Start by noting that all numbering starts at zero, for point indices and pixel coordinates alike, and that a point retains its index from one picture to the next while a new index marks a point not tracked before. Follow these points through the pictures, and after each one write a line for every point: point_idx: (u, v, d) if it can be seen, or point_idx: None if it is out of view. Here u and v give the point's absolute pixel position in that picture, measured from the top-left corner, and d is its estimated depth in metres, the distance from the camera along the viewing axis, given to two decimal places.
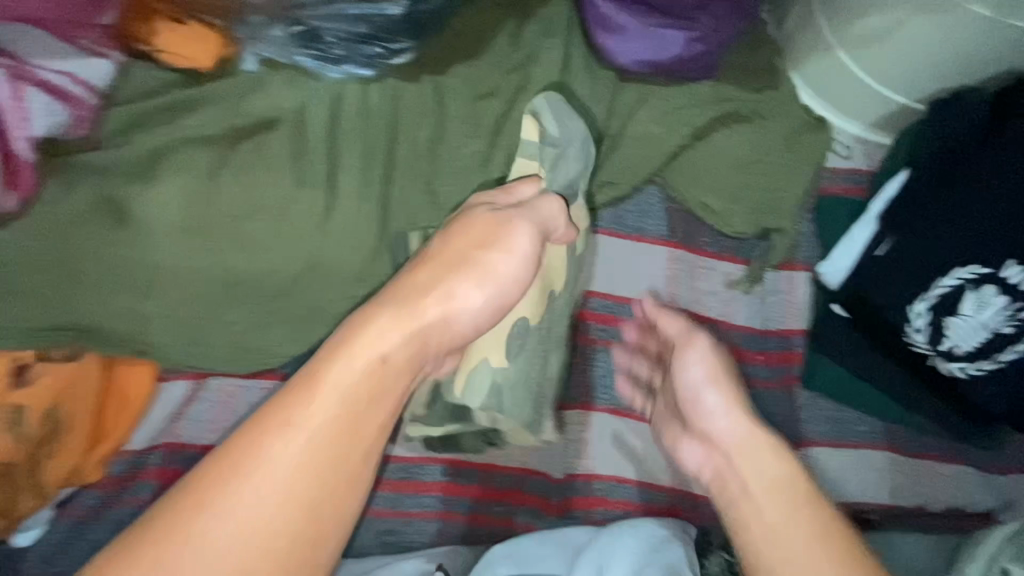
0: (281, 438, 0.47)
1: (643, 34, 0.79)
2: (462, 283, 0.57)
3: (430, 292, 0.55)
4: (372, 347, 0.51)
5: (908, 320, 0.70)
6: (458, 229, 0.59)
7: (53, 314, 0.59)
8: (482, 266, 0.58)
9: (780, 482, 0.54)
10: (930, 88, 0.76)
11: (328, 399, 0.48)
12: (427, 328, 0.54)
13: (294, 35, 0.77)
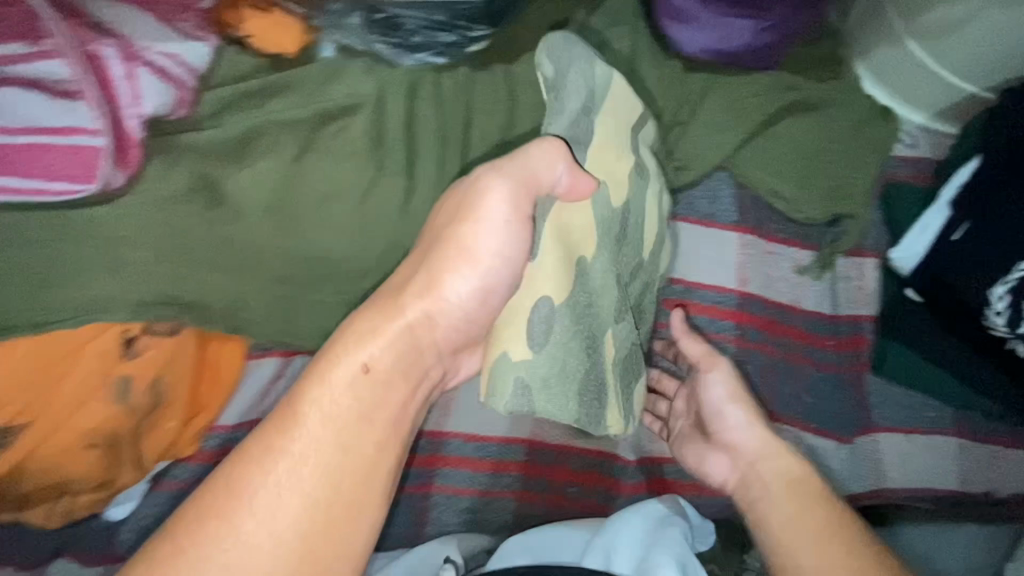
0: (281, 457, 0.50)
1: (712, 23, 0.80)
2: (441, 272, 0.53)
3: (409, 289, 0.54)
4: (356, 357, 0.52)
5: (986, 304, 0.70)
6: (436, 221, 0.56)
7: (157, 288, 0.60)
8: (451, 258, 0.54)
9: (794, 480, 0.62)
10: (1000, 76, 0.77)
11: (323, 413, 0.50)
12: (410, 329, 0.53)
13: (372, 23, 0.79)
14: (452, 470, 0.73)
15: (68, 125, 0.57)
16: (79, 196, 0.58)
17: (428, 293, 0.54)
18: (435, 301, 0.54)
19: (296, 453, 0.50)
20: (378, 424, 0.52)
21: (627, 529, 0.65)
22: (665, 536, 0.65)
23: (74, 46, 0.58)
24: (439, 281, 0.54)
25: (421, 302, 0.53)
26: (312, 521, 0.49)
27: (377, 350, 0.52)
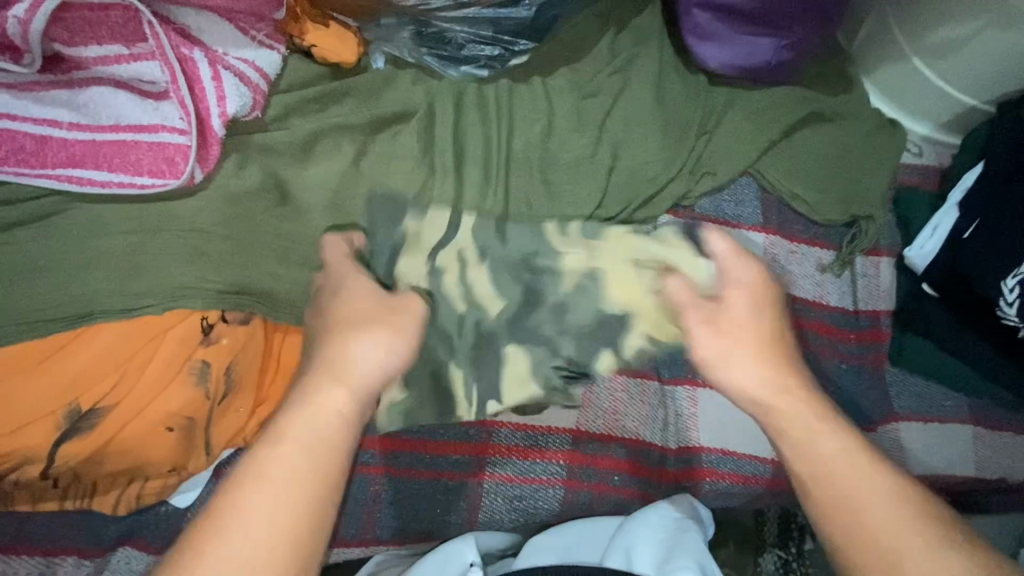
0: (233, 520, 0.46)
1: (734, 41, 0.86)
2: (380, 335, 0.56)
3: (328, 343, 0.56)
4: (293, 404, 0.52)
5: (1000, 295, 0.77)
6: (339, 293, 0.60)
7: (233, 277, 0.64)
8: (354, 322, 0.57)
9: (840, 451, 0.53)
10: (998, 91, 0.84)
11: (273, 461, 0.49)
12: (326, 379, 0.53)
13: (418, 36, 0.83)
14: (501, 458, 0.75)
15: (157, 123, 0.62)
16: (163, 190, 0.62)
17: (348, 341, 0.56)
18: (349, 348, 0.55)
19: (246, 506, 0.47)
20: (328, 462, 0.50)
21: (645, 529, 0.67)
22: (680, 535, 0.67)
23: (167, 48, 0.61)
24: (350, 334, 0.56)
25: (338, 354, 0.55)
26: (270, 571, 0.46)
27: (320, 396, 0.52)
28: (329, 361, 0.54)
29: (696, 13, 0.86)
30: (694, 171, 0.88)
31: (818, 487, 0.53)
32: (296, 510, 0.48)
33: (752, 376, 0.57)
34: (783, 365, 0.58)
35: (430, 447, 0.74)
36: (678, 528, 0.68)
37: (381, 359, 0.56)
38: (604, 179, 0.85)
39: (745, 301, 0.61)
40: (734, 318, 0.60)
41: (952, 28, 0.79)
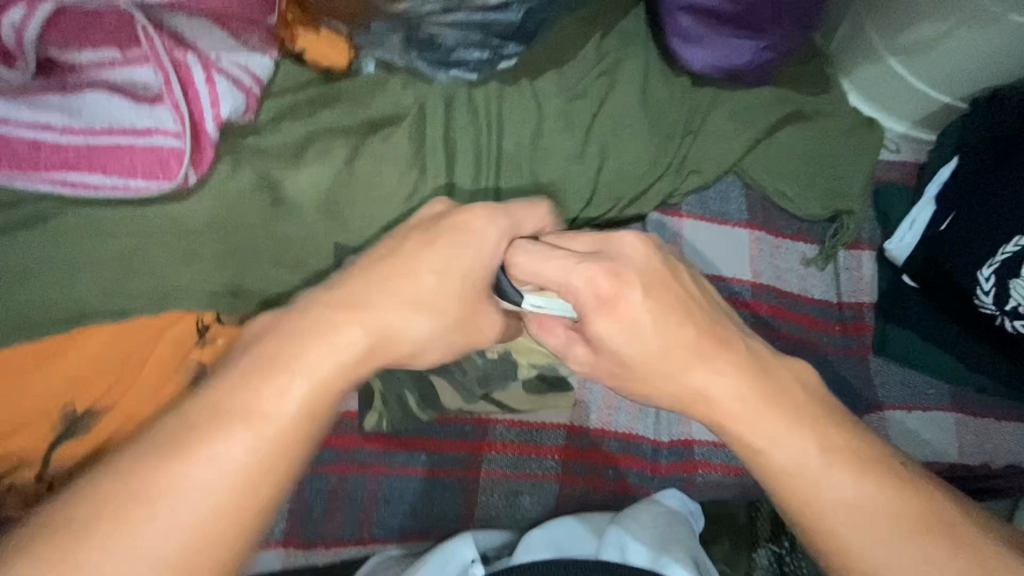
0: (220, 431, 0.43)
1: (717, 43, 0.89)
2: (416, 287, 0.53)
3: (373, 289, 0.52)
4: (322, 345, 0.48)
5: (976, 285, 0.79)
6: (393, 255, 0.55)
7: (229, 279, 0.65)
8: (412, 274, 0.53)
9: (815, 459, 0.47)
10: (970, 88, 0.87)
11: (276, 397, 0.45)
12: (356, 342, 0.49)
13: (409, 40, 0.84)
14: (497, 455, 0.75)
15: (150, 126, 0.62)
16: (158, 192, 0.63)
17: (397, 313, 0.52)
18: (398, 315, 0.52)
19: (234, 426, 0.43)
20: (316, 407, 0.46)
21: (643, 522, 0.69)
22: (676, 530, 0.69)
23: (161, 54, 0.62)
24: (405, 296, 0.52)
25: (381, 323, 0.51)
26: (222, 513, 0.41)
27: (350, 338, 0.49)
28: (374, 316, 0.51)
29: (679, 17, 0.89)
30: (680, 170, 0.91)
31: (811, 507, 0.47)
32: (266, 454, 0.43)
33: (712, 397, 0.50)
34: (762, 392, 0.50)
35: (425, 445, 0.73)
36: (671, 526, 0.70)
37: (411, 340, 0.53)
38: (593, 179, 0.88)
39: (644, 332, 0.52)
40: (637, 360, 0.52)
41: (925, 29, 0.82)
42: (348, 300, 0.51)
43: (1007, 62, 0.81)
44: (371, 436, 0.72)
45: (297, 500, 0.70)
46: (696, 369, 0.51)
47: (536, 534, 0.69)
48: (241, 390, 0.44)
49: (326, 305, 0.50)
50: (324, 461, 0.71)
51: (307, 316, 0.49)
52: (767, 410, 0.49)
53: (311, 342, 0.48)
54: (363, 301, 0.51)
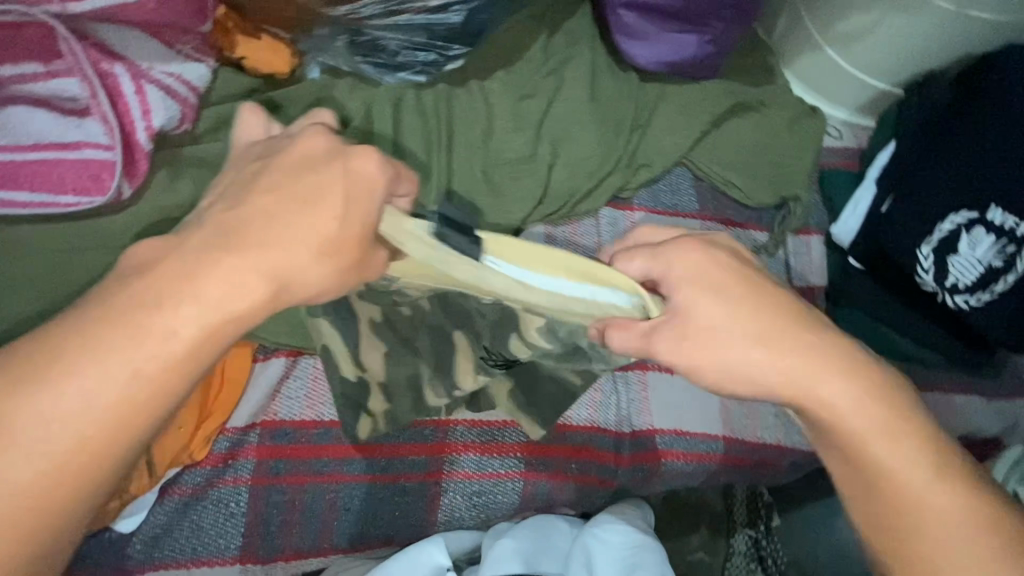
0: (86, 368, 0.38)
1: (661, 40, 0.88)
2: (316, 222, 0.42)
3: (272, 224, 0.42)
4: (208, 281, 0.40)
5: (917, 263, 0.82)
6: (276, 175, 0.43)
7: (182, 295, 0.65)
8: (317, 216, 0.42)
9: (936, 470, 0.45)
10: (903, 75, 0.90)
11: (150, 338, 0.39)
12: (245, 285, 0.41)
13: (355, 44, 0.84)
14: (459, 456, 0.75)
15: (80, 140, 0.60)
16: (91, 207, 0.62)
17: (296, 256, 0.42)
18: (298, 259, 0.42)
19: (103, 363, 0.38)
20: (195, 352, 0.41)
21: (612, 539, 0.69)
22: (643, 548, 0.69)
23: (86, 64, 0.61)
24: (308, 233, 0.42)
25: (275, 263, 0.41)
26: (79, 453, 0.39)
27: (233, 281, 0.41)
28: (269, 257, 0.41)
29: (622, 13, 0.88)
30: (631, 164, 0.92)
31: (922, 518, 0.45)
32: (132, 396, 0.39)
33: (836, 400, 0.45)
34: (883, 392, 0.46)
35: (385, 451, 0.73)
36: (641, 535, 0.70)
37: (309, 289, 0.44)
38: (543, 177, 0.88)
39: (732, 306, 0.45)
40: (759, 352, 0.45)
41: (856, 19, 0.85)
42: (239, 234, 0.41)
43: (934, 48, 0.85)
44: (327, 445, 0.71)
45: (252, 514, 0.68)
46: (795, 341, 0.45)
47: (504, 541, 0.68)
48: (112, 325, 0.39)
49: (218, 235, 0.41)
50: (278, 473, 0.70)
51: (201, 245, 0.41)
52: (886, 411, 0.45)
53: (196, 275, 0.40)
54: (260, 237, 0.42)
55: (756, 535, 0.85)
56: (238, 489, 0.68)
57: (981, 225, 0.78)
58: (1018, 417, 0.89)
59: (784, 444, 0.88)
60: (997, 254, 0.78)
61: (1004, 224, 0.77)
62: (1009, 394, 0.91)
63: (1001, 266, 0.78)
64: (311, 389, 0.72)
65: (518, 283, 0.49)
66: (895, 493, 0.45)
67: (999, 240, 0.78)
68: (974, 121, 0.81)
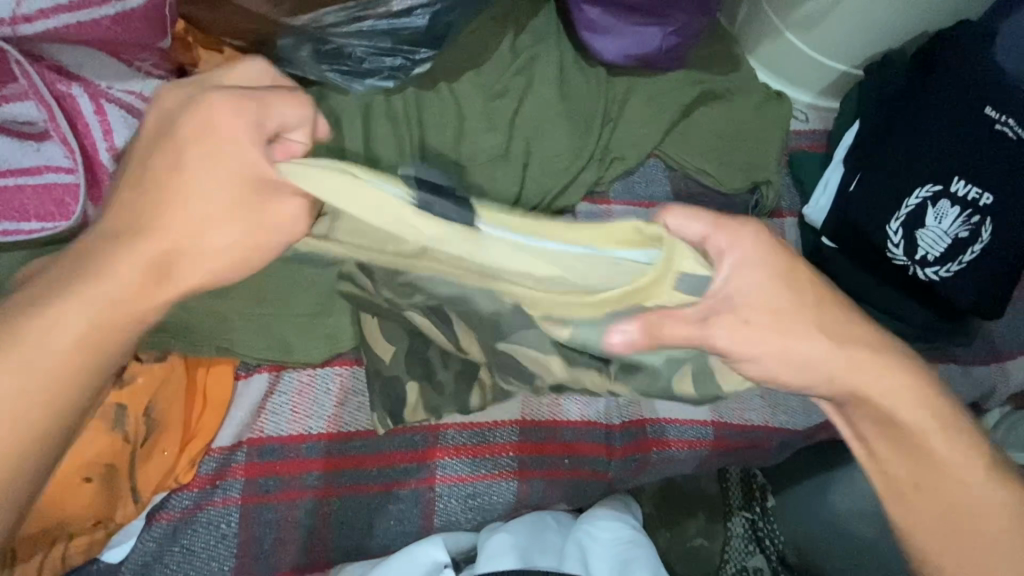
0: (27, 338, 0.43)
1: (627, 33, 0.89)
2: (214, 195, 0.45)
3: (179, 210, 0.45)
4: (131, 264, 0.45)
5: (887, 238, 0.84)
6: (173, 154, 0.46)
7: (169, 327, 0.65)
8: (228, 204, 0.45)
9: (951, 431, 0.53)
10: (862, 56, 0.92)
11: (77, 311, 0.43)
12: (165, 268, 0.45)
13: (320, 53, 0.84)
14: (450, 460, 0.74)
15: (40, 165, 0.60)
16: (57, 233, 0.61)
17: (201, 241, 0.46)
18: (206, 244, 0.46)
19: (37, 336, 0.43)
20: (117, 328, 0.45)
21: (604, 534, 0.72)
22: (630, 541, 0.72)
23: (42, 87, 0.60)
24: (216, 218, 0.45)
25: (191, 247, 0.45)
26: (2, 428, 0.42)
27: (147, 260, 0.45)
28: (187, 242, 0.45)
29: (586, 9, 0.89)
30: (603, 158, 0.93)
31: (945, 478, 0.52)
32: (61, 366, 0.43)
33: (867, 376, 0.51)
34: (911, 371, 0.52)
35: (376, 460, 0.72)
36: (633, 536, 0.73)
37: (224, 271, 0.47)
38: (517, 175, 0.88)
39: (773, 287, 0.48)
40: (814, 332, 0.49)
41: (813, 4, 0.87)
42: (152, 219, 0.45)
43: (888, 28, 0.87)
44: (313, 458, 0.70)
45: (243, 534, 0.67)
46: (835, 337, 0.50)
47: (497, 534, 0.69)
48: (46, 298, 0.44)
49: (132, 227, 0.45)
50: (268, 490, 0.69)
51: (125, 232, 0.45)
52: (912, 387, 0.52)
53: (119, 257, 0.44)
54: (171, 222, 0.45)
55: (751, 518, 0.93)
56: (228, 508, 0.67)
57: (945, 198, 0.82)
58: (994, 382, 0.91)
59: (771, 424, 0.89)
60: (961, 226, 0.82)
61: (966, 197, 0.81)
62: (985, 360, 0.93)
63: (966, 236, 0.81)
64: (296, 403, 0.71)
65: (520, 252, 0.46)
66: (912, 447, 0.52)
67: (962, 212, 0.81)
68: (931, 99, 0.84)
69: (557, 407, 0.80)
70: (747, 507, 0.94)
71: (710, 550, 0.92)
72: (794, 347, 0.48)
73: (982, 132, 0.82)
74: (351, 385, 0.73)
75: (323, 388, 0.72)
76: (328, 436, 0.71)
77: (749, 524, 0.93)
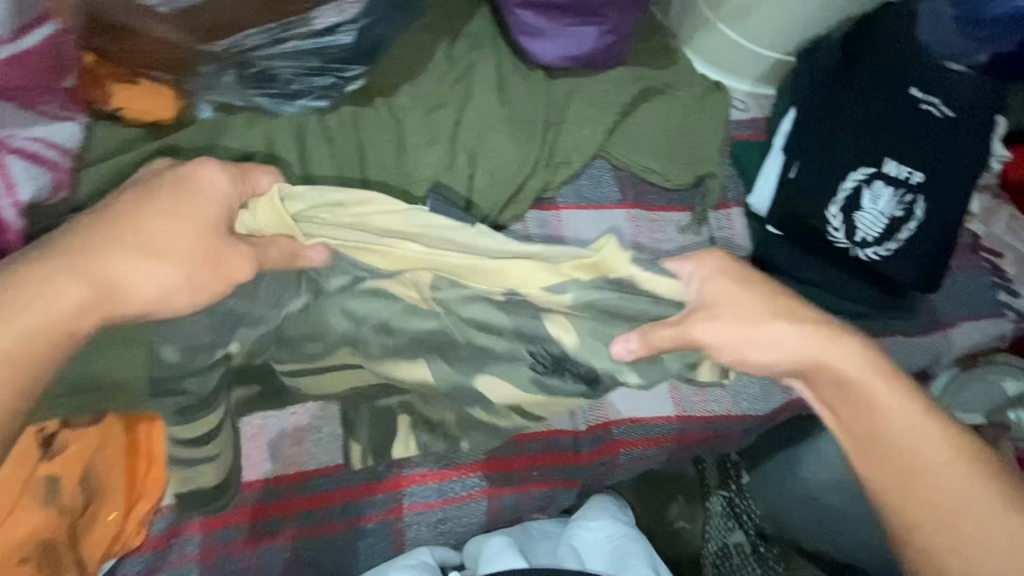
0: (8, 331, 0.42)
1: (561, 35, 0.89)
2: (197, 231, 0.48)
3: (149, 234, 0.46)
4: (116, 272, 0.45)
5: (828, 223, 0.86)
6: (166, 192, 0.48)
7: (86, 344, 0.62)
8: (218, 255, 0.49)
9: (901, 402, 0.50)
10: (793, 43, 0.94)
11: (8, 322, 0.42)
12: (146, 284, 0.46)
13: (247, 76, 0.80)
14: (417, 487, 0.73)
15: None
16: None
17: (190, 266, 0.47)
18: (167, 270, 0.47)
19: (18, 322, 0.42)
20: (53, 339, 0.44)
21: (597, 533, 0.72)
22: (624, 533, 0.73)
23: None
24: (182, 248, 0.47)
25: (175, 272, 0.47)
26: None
27: (97, 281, 0.45)
28: (173, 265, 0.47)
29: (518, 12, 0.88)
30: (549, 163, 0.92)
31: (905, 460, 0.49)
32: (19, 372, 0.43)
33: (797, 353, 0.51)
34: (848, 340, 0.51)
35: (340, 497, 0.71)
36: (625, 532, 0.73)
37: (194, 296, 0.48)
38: (463, 188, 0.87)
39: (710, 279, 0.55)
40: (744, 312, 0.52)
41: None
42: (118, 239, 0.46)
43: (814, 15, 0.89)
44: (274, 502, 0.69)
45: None
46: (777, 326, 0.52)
47: (495, 537, 0.70)
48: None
49: (89, 243, 0.45)
50: (229, 541, 0.67)
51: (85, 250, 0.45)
52: (854, 359, 0.50)
53: (106, 261, 0.45)
54: (136, 242, 0.46)
55: (728, 498, 0.96)
56: (189, 564, 0.65)
57: (879, 179, 0.85)
58: (938, 350, 0.95)
59: (734, 412, 0.91)
60: (896, 205, 0.85)
61: (898, 176, 0.84)
62: (928, 330, 0.96)
63: (902, 215, 0.85)
64: (251, 449, 0.69)
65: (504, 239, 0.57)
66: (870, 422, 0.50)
67: (895, 191, 0.84)
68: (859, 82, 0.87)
69: None
70: (725, 486, 0.97)
71: (693, 530, 0.94)
72: (740, 328, 0.52)
73: (910, 112, 0.86)
74: (309, 423, 0.72)
75: (278, 430, 0.71)
76: (286, 477, 0.70)
77: (728, 503, 0.96)
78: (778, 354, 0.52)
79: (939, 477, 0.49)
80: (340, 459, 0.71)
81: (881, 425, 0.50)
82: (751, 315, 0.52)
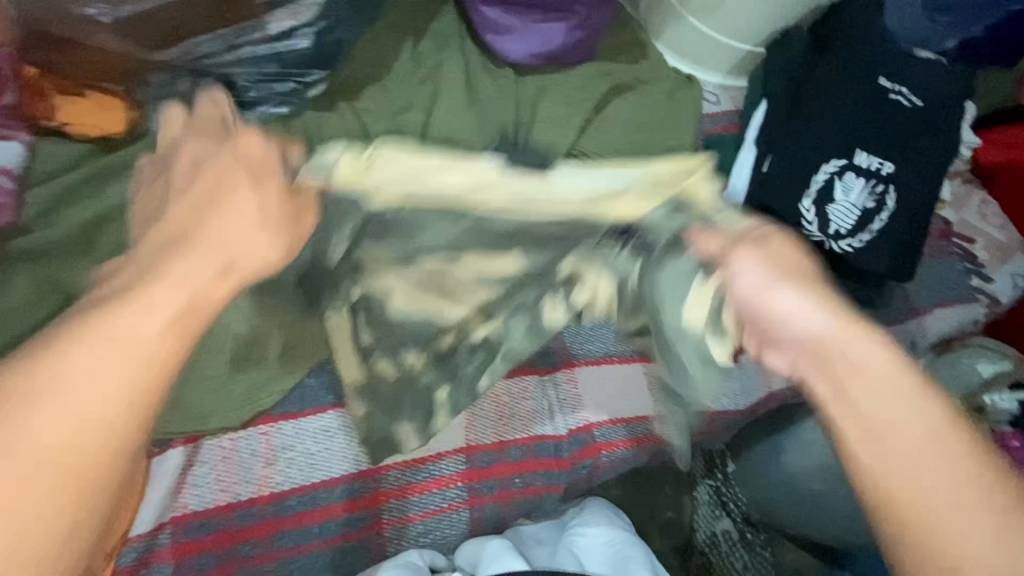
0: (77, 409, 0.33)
1: (529, 32, 0.89)
2: (273, 176, 0.43)
3: (225, 195, 0.41)
4: (223, 240, 0.40)
5: (802, 217, 0.85)
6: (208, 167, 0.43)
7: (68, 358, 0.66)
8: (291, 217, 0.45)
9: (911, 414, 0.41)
10: (764, 33, 0.92)
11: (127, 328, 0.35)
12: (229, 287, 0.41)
13: (202, 84, 0.75)
14: (396, 502, 0.72)
15: None
16: None
17: (285, 217, 0.43)
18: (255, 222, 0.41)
19: (134, 328, 0.35)
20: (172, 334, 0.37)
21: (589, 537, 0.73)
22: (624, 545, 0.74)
23: None
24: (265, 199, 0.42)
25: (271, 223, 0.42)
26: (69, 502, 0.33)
27: (193, 262, 0.38)
28: (276, 225, 0.42)
29: (485, 12, 0.89)
30: None
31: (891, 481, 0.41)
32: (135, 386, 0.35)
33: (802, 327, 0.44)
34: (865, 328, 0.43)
35: (317, 517, 0.69)
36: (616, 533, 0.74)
37: (288, 249, 0.44)
38: None
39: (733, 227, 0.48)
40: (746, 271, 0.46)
41: None
42: (187, 215, 0.41)
43: (782, 7, 0.88)
44: (248, 526, 0.67)
45: None
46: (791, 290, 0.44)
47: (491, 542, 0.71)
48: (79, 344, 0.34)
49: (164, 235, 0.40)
50: (203, 569, 0.65)
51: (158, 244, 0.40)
52: (865, 346, 0.43)
53: (215, 229, 0.40)
54: (215, 212, 0.40)
55: (715, 485, 0.99)
56: None
57: (850, 171, 0.85)
58: (914, 336, 0.96)
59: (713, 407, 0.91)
60: (867, 197, 0.85)
61: (868, 167, 0.85)
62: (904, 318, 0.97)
63: (873, 206, 0.85)
64: (221, 473, 0.68)
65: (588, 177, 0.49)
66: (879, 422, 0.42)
67: (866, 182, 0.85)
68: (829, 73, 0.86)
69: (505, 424, 0.79)
70: (710, 475, 1.00)
71: (678, 519, 0.98)
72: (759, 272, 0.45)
73: (881, 102, 0.86)
74: (281, 442, 0.70)
75: (249, 452, 0.69)
76: (259, 500, 0.68)
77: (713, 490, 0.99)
78: (778, 323, 0.45)
79: (934, 489, 0.41)
80: (316, 476, 0.70)
81: (888, 430, 0.42)
82: (773, 275, 0.45)
